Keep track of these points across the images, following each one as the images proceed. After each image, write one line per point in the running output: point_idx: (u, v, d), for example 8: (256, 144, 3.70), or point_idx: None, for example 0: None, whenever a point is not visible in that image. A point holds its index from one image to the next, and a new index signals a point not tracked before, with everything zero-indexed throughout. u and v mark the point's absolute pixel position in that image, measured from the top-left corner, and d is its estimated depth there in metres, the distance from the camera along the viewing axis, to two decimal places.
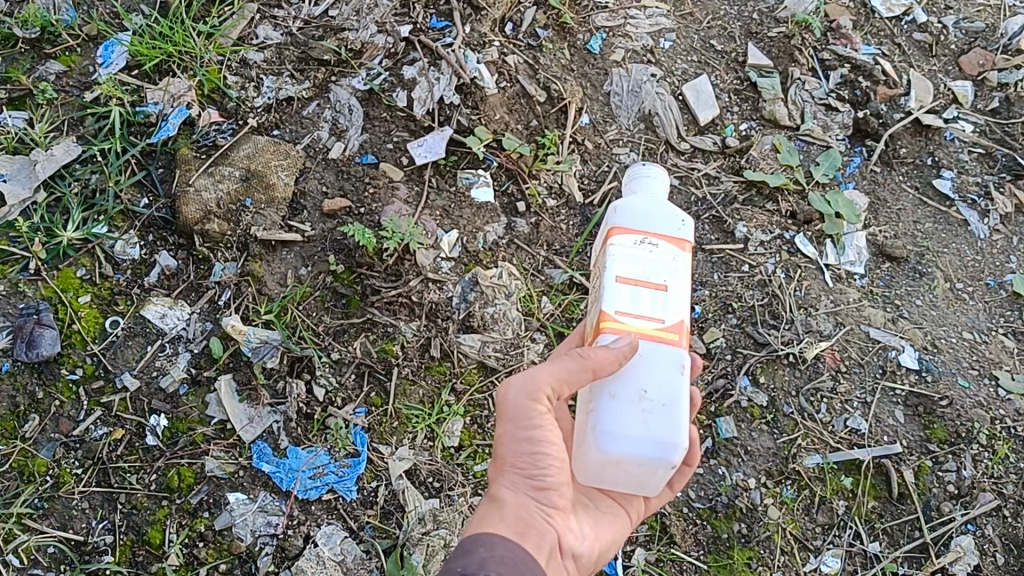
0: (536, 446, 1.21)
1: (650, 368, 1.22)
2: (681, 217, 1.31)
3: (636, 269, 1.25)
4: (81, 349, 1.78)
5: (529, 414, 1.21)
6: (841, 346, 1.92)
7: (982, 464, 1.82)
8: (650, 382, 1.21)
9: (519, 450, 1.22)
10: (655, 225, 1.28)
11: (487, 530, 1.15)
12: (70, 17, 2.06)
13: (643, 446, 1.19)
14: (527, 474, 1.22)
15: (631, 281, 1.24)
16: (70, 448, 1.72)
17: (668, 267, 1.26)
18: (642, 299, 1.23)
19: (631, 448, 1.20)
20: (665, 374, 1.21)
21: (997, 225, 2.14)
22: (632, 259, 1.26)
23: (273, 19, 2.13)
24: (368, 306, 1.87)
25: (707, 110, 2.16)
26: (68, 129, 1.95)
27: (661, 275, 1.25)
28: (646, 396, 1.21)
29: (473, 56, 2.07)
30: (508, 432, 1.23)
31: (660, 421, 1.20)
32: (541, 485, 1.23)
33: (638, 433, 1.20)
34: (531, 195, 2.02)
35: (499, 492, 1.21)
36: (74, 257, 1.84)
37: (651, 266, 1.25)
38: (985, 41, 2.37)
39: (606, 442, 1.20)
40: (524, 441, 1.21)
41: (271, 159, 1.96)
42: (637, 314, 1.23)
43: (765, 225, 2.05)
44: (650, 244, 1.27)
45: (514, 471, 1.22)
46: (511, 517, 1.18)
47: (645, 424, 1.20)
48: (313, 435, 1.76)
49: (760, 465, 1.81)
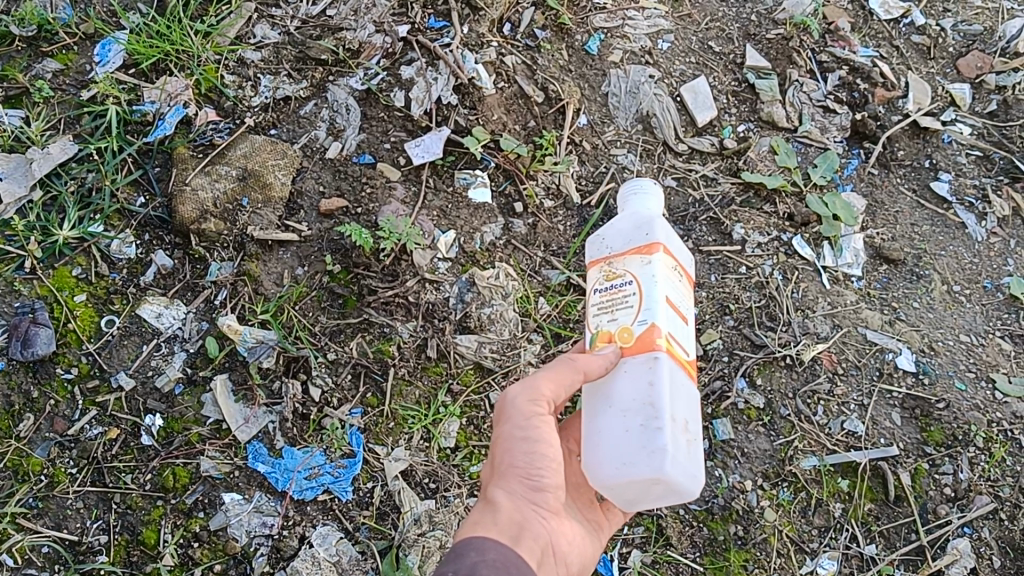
0: (533, 446, 1.23)
1: (686, 401, 1.28)
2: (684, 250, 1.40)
3: (676, 295, 1.30)
4: (77, 347, 1.78)
5: (529, 416, 1.24)
6: (838, 348, 1.92)
7: (979, 467, 1.82)
8: (686, 414, 1.28)
9: (515, 451, 1.23)
10: (678, 252, 1.35)
11: (482, 529, 1.14)
12: (68, 15, 2.05)
13: (683, 471, 1.25)
14: (522, 475, 1.22)
15: (671, 304, 1.28)
16: (65, 447, 1.71)
17: (688, 300, 1.34)
18: (678, 327, 1.29)
19: (677, 475, 1.24)
20: (692, 406, 1.29)
21: (994, 228, 2.13)
22: (672, 281, 1.30)
23: (271, 18, 2.12)
24: (365, 306, 1.86)
25: (706, 111, 2.15)
26: (65, 127, 1.94)
27: (686, 308, 1.32)
28: (686, 426, 1.28)
29: (472, 56, 2.06)
30: (505, 433, 1.25)
31: (692, 456, 1.28)
32: (537, 486, 1.23)
33: (683, 462, 1.25)
34: (528, 196, 2.02)
35: (494, 494, 1.20)
36: (70, 256, 1.84)
37: (683, 296, 1.32)
38: (983, 43, 2.37)
39: (661, 466, 1.23)
40: (523, 442, 1.23)
41: (268, 159, 1.96)
42: (675, 342, 1.28)
43: (762, 226, 2.05)
44: (679, 273, 1.33)
45: (509, 471, 1.22)
46: (508, 516, 1.17)
47: (686, 452, 1.26)
48: (309, 435, 1.76)
49: (757, 467, 1.81)
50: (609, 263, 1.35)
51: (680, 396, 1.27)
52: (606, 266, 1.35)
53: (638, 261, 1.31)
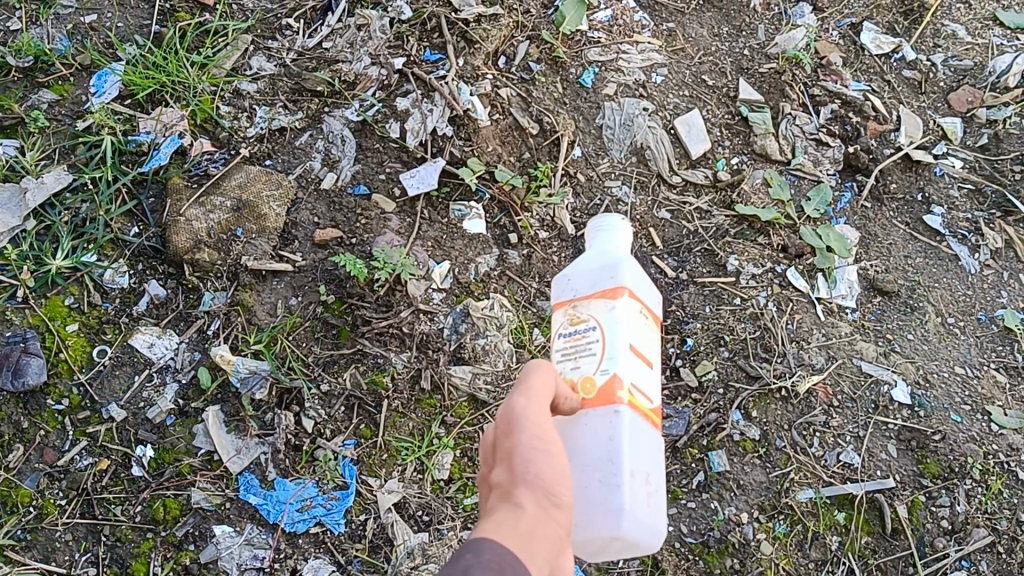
0: (551, 460, 1.08)
1: (651, 448, 1.27)
2: (655, 299, 1.36)
3: (639, 342, 1.27)
4: (68, 378, 1.76)
5: (539, 427, 1.10)
6: (833, 380, 1.91)
7: (975, 499, 1.81)
8: (652, 468, 1.29)
9: (533, 460, 1.07)
10: (643, 300, 1.31)
11: (496, 533, 0.97)
12: (64, 46, 2.06)
13: (646, 531, 1.26)
14: (543, 490, 1.05)
15: (633, 350, 1.26)
16: (55, 478, 1.70)
17: (652, 344, 1.31)
18: (640, 378, 1.26)
19: (650, 536, 1.27)
20: (658, 466, 1.30)
21: (987, 261, 2.15)
22: (632, 328, 1.27)
23: (267, 50, 2.13)
24: (359, 337, 1.85)
25: (699, 143, 2.16)
26: (59, 158, 1.94)
27: (648, 350, 1.29)
28: (647, 479, 1.28)
29: (467, 88, 2.08)
30: (516, 445, 1.08)
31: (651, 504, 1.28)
32: (558, 506, 1.06)
33: (649, 522, 1.27)
34: (523, 227, 2.02)
35: (513, 500, 1.03)
36: (63, 285, 1.83)
37: (646, 348, 1.29)
38: (973, 78, 2.42)
39: (641, 532, 1.25)
40: (538, 454, 1.08)
41: (263, 190, 1.96)
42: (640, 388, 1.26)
43: (756, 258, 2.05)
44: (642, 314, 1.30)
45: (528, 482, 1.05)
46: (529, 521, 1.01)
47: (646, 507, 1.28)
48: (301, 467, 1.74)
49: (753, 499, 1.79)
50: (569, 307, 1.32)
51: (646, 446, 1.26)
52: (571, 309, 1.31)
53: (603, 307, 1.28)
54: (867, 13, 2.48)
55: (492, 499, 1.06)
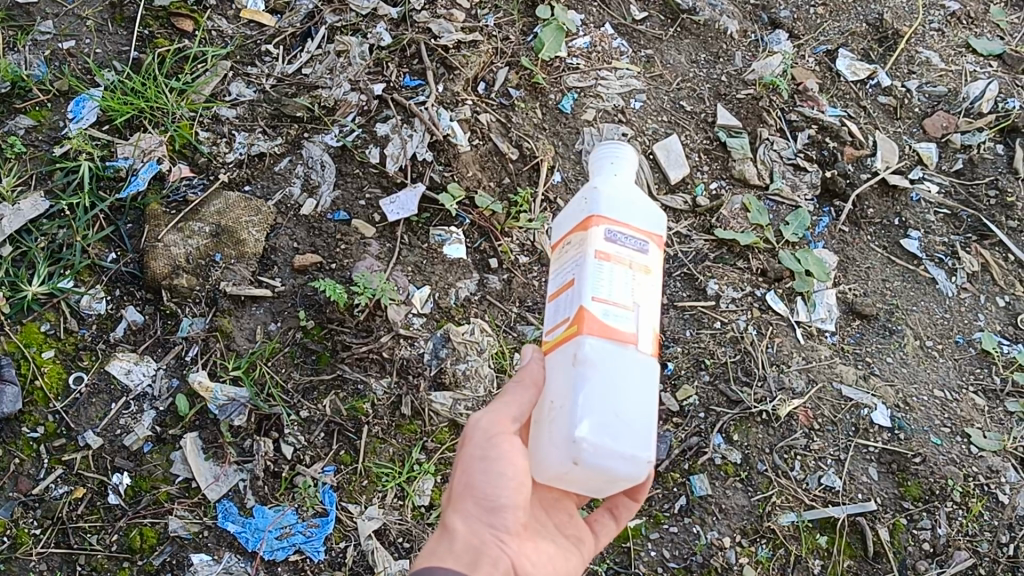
0: (493, 469, 1.20)
1: (555, 373, 1.24)
2: (590, 199, 1.27)
3: (558, 279, 1.27)
4: (44, 406, 1.74)
5: (492, 438, 1.22)
6: (814, 403, 1.91)
7: (956, 522, 1.81)
8: (558, 393, 1.23)
9: (477, 473, 1.21)
10: (569, 226, 1.30)
11: (438, 560, 1.15)
12: (41, 72, 2.05)
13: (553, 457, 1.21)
14: (484, 499, 1.20)
15: (555, 294, 1.28)
16: (29, 507, 1.67)
17: (573, 259, 1.24)
18: (556, 310, 1.25)
19: (559, 453, 1.20)
20: (567, 376, 1.21)
21: (964, 284, 2.17)
22: (558, 270, 1.29)
23: (246, 76, 2.14)
24: (339, 362, 1.84)
25: (678, 168, 2.17)
26: (36, 183, 1.93)
27: (568, 272, 1.24)
28: (554, 409, 1.23)
29: (446, 114, 2.10)
30: (468, 456, 1.23)
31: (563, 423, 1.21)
32: (496, 507, 1.20)
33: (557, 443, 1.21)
34: (503, 252, 2.02)
35: (450, 525, 1.19)
36: (38, 312, 1.81)
37: (565, 272, 1.25)
38: (947, 104, 2.45)
39: (549, 458, 1.21)
40: (481, 466, 1.21)
41: (242, 215, 1.95)
42: (556, 324, 1.25)
43: (735, 282, 2.06)
44: (565, 245, 1.29)
45: (470, 497, 1.21)
46: (463, 544, 1.18)
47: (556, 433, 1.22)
48: (280, 494, 1.72)
49: (735, 523, 1.78)
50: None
51: (557, 375, 1.23)
52: None
53: None
54: (842, 40, 2.51)
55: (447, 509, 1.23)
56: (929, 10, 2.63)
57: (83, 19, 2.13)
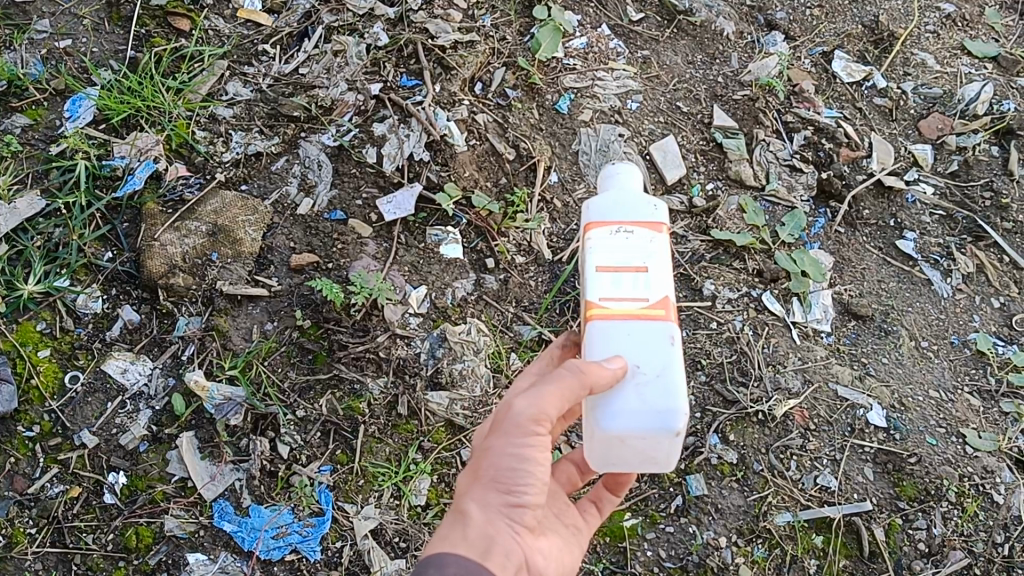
0: (521, 464, 1.16)
1: (634, 340, 1.22)
2: (654, 202, 1.32)
3: (617, 257, 1.27)
4: (40, 405, 1.74)
5: (528, 438, 1.15)
6: (810, 404, 1.92)
7: (952, 522, 1.81)
8: (642, 359, 1.21)
9: (502, 464, 1.16)
10: (623, 215, 1.31)
11: (449, 545, 1.12)
12: (38, 71, 2.05)
13: (647, 421, 1.18)
14: (503, 489, 1.16)
15: (612, 269, 1.26)
16: (25, 506, 1.67)
17: (648, 250, 1.28)
18: (624, 285, 1.25)
19: (651, 418, 1.18)
20: (655, 347, 1.22)
21: (959, 285, 2.17)
22: (610, 248, 1.28)
23: (243, 76, 2.14)
24: (335, 362, 1.84)
25: (675, 169, 2.18)
26: (32, 182, 1.92)
27: (640, 258, 1.27)
28: (637, 373, 1.20)
29: (443, 114, 2.10)
30: (496, 445, 1.17)
31: (655, 392, 1.19)
32: (514, 501, 1.17)
33: (651, 408, 1.19)
34: (500, 252, 2.02)
35: (466, 508, 1.15)
36: (34, 311, 1.80)
37: (632, 254, 1.27)
38: (943, 106, 2.46)
39: (637, 423, 1.18)
40: (509, 458, 1.15)
41: (239, 214, 1.95)
42: (620, 297, 1.24)
43: (732, 283, 2.06)
44: (625, 232, 1.29)
45: (489, 484, 1.16)
46: (478, 531, 1.14)
47: (642, 399, 1.19)
48: (276, 493, 1.72)
49: (730, 523, 1.78)
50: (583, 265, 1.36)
51: (627, 344, 1.22)
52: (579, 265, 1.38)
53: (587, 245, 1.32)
54: (838, 42, 2.52)
55: (461, 489, 1.19)
56: (925, 13, 2.64)
57: (80, 18, 2.13)
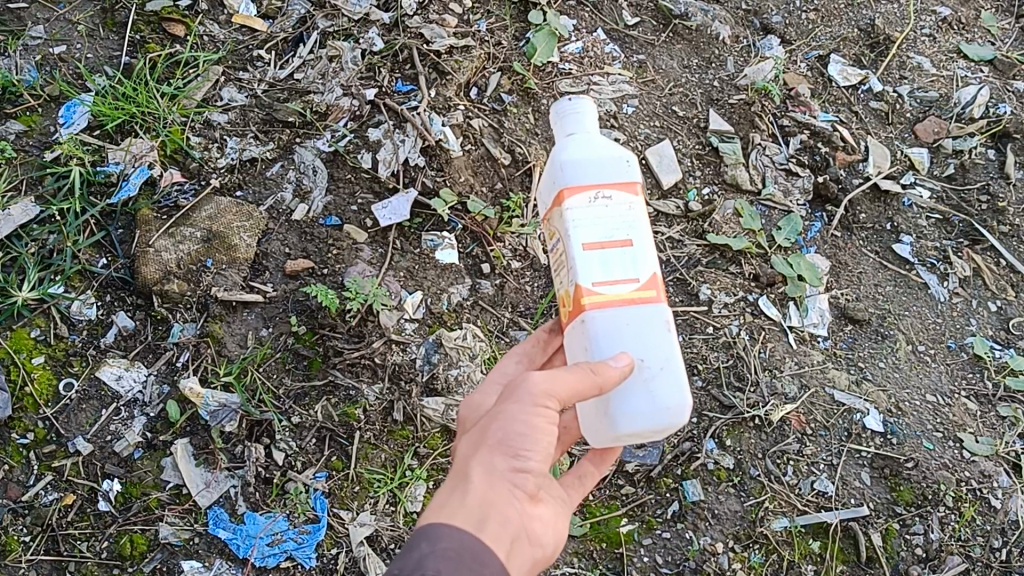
0: (531, 431, 1.13)
1: (632, 328, 1.25)
2: (624, 157, 1.31)
3: (600, 231, 1.27)
4: (33, 412, 1.73)
5: (538, 405, 1.13)
6: (807, 408, 1.91)
7: (949, 526, 1.80)
8: (645, 350, 1.25)
9: (511, 430, 1.13)
10: (596, 178, 1.29)
11: (449, 512, 1.05)
12: (33, 77, 2.05)
13: (658, 416, 1.24)
14: (508, 451, 1.12)
15: (598, 246, 1.26)
16: (18, 514, 1.66)
17: (629, 221, 1.28)
18: (613, 265, 1.25)
19: (662, 415, 1.24)
20: (653, 333, 1.26)
21: (956, 288, 2.17)
22: (591, 222, 1.27)
23: (238, 81, 2.13)
24: (331, 368, 1.83)
25: (670, 173, 2.17)
26: (26, 189, 1.92)
27: (623, 232, 1.27)
28: (643, 368, 1.25)
29: (439, 119, 2.09)
30: (505, 414, 1.14)
31: (663, 387, 1.25)
32: (519, 467, 1.12)
33: (661, 405, 1.24)
34: (496, 257, 2.02)
35: (469, 471, 1.11)
36: (28, 318, 1.80)
37: (615, 228, 1.27)
38: (939, 109, 2.46)
39: (652, 421, 1.24)
40: (520, 424, 1.13)
41: (233, 220, 1.94)
42: (612, 280, 1.25)
43: (728, 287, 2.06)
44: (604, 199, 1.28)
45: (495, 448, 1.12)
46: (480, 496, 1.08)
47: (653, 395, 1.24)
48: (271, 500, 1.72)
49: (727, 529, 1.78)
50: (550, 228, 1.34)
51: (629, 332, 1.24)
52: (546, 224, 1.35)
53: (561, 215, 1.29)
54: (834, 46, 2.51)
55: (462, 458, 1.14)
56: (921, 16, 2.63)
57: (74, 24, 2.13)
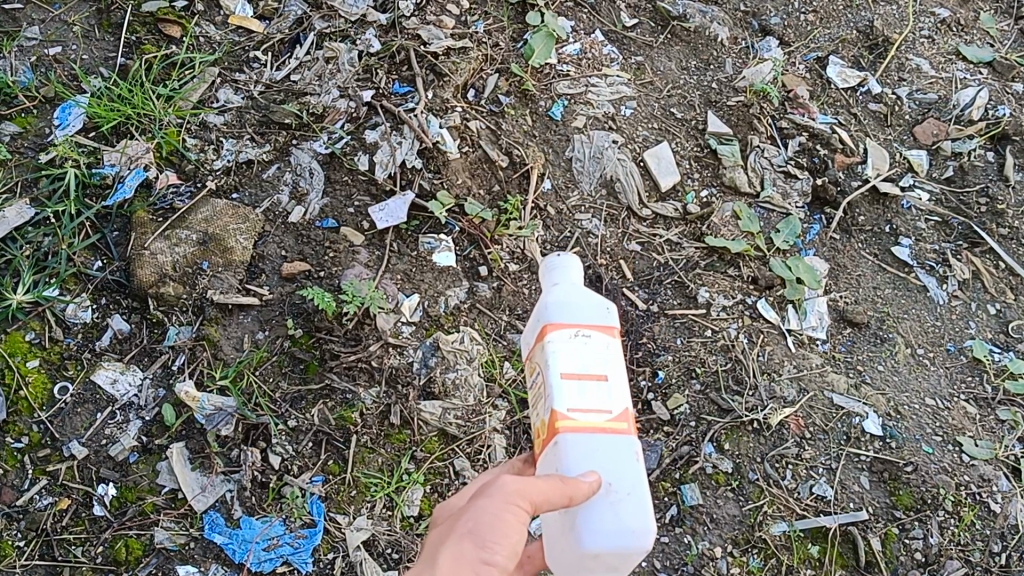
0: (502, 528, 1.06)
1: (604, 456, 1.17)
2: (605, 305, 1.28)
3: (578, 363, 1.21)
4: (28, 416, 1.72)
5: (511, 502, 1.07)
6: (805, 412, 1.90)
7: (949, 531, 1.80)
8: (614, 474, 1.17)
9: (481, 524, 1.06)
10: (578, 316, 1.25)
11: None
12: (27, 78, 2.03)
13: (622, 539, 1.14)
14: (477, 545, 1.05)
15: (576, 377, 1.20)
16: (13, 518, 1.65)
17: (607, 359, 1.23)
18: (589, 394, 1.19)
19: (627, 539, 1.15)
20: (623, 463, 1.18)
21: (955, 291, 2.16)
22: (573, 355, 1.21)
23: (234, 82, 2.12)
24: (328, 371, 1.82)
25: (669, 175, 2.16)
26: (21, 191, 1.91)
27: (601, 366, 1.22)
28: (611, 491, 1.16)
29: (436, 121, 2.08)
30: (477, 508, 1.07)
31: (630, 512, 1.16)
32: (485, 565, 1.05)
33: (626, 528, 1.15)
34: (494, 259, 2.01)
35: (435, 558, 1.04)
36: (23, 321, 1.79)
37: (594, 362, 1.22)
38: (938, 111, 2.45)
39: (615, 541, 1.14)
40: (491, 519, 1.06)
41: (229, 223, 1.93)
42: (587, 409, 1.18)
43: (727, 290, 2.05)
44: (585, 335, 1.23)
45: (463, 538, 1.05)
46: None
47: (619, 518, 1.15)
48: (268, 504, 1.71)
49: (725, 533, 1.77)
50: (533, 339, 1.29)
51: (599, 458, 1.16)
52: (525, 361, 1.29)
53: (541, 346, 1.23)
54: (833, 47, 2.51)
55: (431, 548, 1.07)
56: (920, 18, 2.63)
57: (69, 25, 2.12)
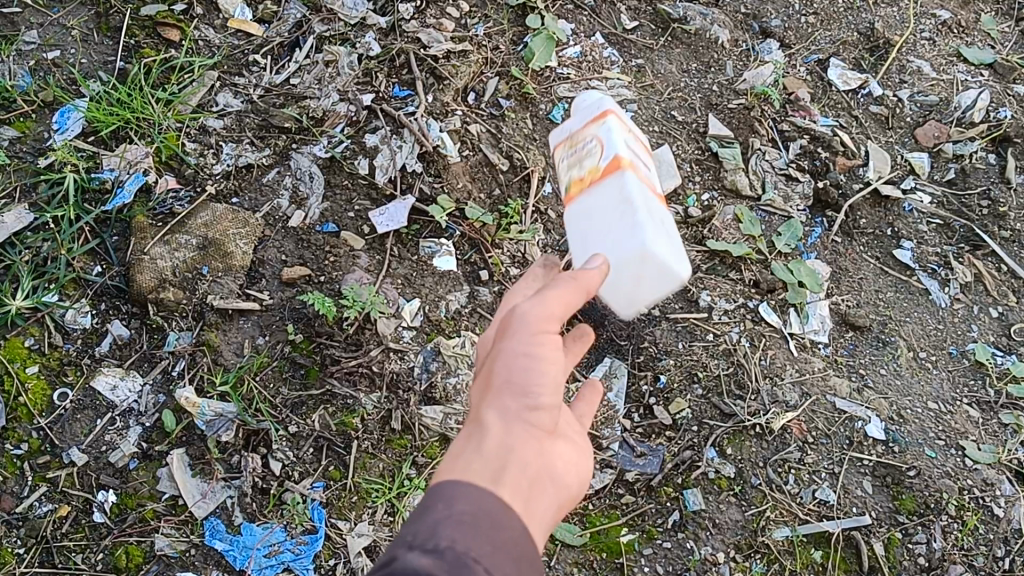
0: (535, 364, 1.09)
1: (653, 208, 1.34)
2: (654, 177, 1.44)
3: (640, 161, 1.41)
4: (28, 422, 1.72)
5: (535, 334, 1.10)
6: (807, 416, 1.90)
7: (952, 535, 1.79)
8: (658, 217, 1.33)
9: (514, 369, 1.09)
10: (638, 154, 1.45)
11: (459, 470, 1.01)
12: (26, 83, 2.03)
13: (664, 244, 1.29)
14: (518, 393, 1.08)
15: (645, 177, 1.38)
16: (13, 525, 1.65)
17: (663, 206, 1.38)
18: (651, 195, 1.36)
19: (677, 259, 1.30)
20: (669, 235, 1.32)
21: (957, 295, 2.16)
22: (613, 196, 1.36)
23: (233, 86, 2.11)
24: (328, 377, 1.81)
25: (669, 179, 2.14)
26: (21, 196, 1.90)
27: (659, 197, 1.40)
28: (658, 223, 1.33)
29: (436, 125, 2.08)
30: (505, 349, 1.10)
31: (675, 247, 1.32)
32: (529, 408, 1.08)
33: (672, 252, 1.30)
34: (494, 264, 2.00)
35: (482, 418, 1.07)
36: (22, 327, 1.78)
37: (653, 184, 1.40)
38: (939, 113, 2.44)
39: (667, 249, 1.29)
40: (521, 359, 1.09)
41: (229, 227, 1.93)
42: (645, 184, 1.36)
43: (729, 294, 2.04)
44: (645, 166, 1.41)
45: (502, 391, 1.08)
46: (493, 448, 1.03)
47: (669, 248, 1.31)
48: (268, 511, 1.70)
49: (728, 538, 1.76)
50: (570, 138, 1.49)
51: (652, 208, 1.33)
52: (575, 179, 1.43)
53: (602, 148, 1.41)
54: (833, 49, 2.50)
55: (472, 410, 1.10)
56: (921, 19, 2.62)
57: (68, 28, 2.11)
